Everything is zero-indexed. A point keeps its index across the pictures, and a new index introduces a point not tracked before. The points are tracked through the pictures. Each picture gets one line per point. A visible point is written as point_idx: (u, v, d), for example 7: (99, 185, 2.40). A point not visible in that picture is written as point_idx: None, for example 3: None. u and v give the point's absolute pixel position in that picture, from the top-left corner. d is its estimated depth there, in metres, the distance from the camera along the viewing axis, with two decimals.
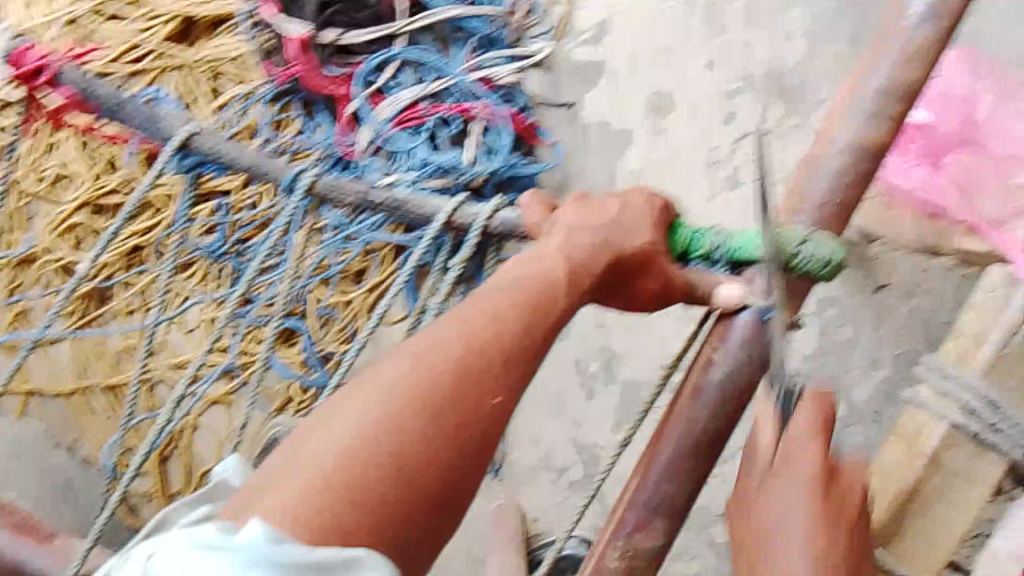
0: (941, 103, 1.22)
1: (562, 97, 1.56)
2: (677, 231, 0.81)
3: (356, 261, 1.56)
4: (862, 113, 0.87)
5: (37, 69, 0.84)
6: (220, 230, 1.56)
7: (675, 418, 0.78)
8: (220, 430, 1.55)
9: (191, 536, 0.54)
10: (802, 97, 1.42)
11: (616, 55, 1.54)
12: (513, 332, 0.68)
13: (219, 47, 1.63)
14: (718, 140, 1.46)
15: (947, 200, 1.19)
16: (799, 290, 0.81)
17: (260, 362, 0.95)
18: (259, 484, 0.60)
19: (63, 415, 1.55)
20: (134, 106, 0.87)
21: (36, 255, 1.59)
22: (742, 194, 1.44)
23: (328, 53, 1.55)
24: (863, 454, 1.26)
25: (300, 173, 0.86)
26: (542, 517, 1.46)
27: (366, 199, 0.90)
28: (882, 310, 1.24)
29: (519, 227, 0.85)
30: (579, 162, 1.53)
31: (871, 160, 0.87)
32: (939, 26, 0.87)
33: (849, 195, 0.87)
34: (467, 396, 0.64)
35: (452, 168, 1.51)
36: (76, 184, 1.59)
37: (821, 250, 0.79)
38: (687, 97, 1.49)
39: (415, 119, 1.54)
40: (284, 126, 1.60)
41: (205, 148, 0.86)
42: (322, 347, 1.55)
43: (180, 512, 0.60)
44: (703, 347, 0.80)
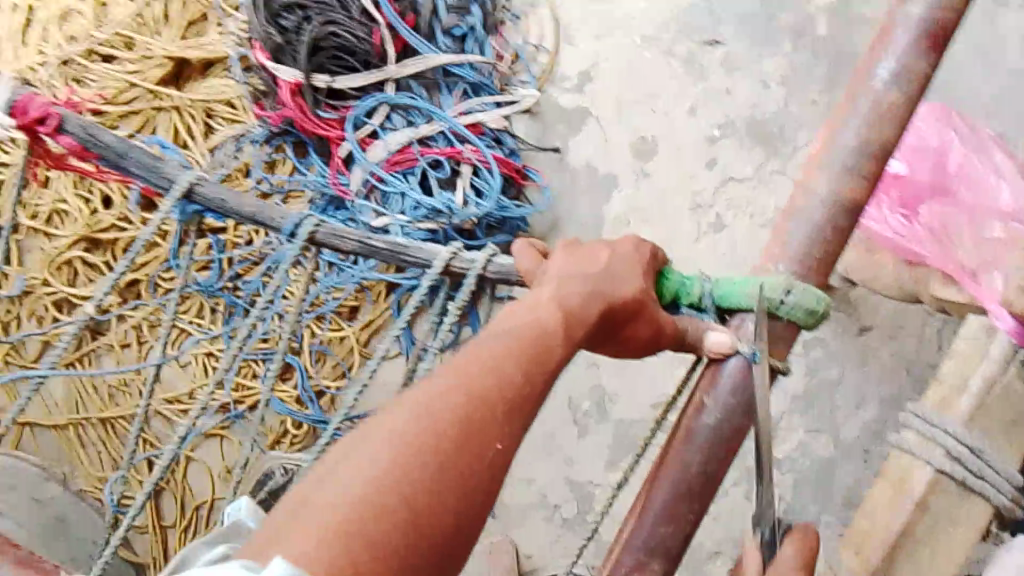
0: (916, 157, 1.23)
1: (549, 142, 1.60)
2: (667, 278, 0.81)
3: (350, 298, 1.58)
4: (838, 165, 0.84)
5: (41, 118, 0.83)
6: (215, 266, 1.59)
7: (671, 462, 0.79)
8: (213, 465, 1.60)
9: (213, 574, 0.51)
10: (783, 142, 1.47)
11: (601, 100, 1.57)
12: (513, 379, 0.70)
13: (212, 89, 1.66)
14: (701, 184, 1.50)
15: (927, 249, 1.14)
16: (786, 335, 0.82)
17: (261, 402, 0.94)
18: (271, 531, 0.59)
19: (54, 447, 1.63)
20: (138, 156, 0.84)
21: (31, 289, 1.61)
22: (726, 237, 1.47)
23: (320, 97, 1.57)
24: (852, 490, 1.31)
25: (299, 221, 0.86)
26: (537, 554, 1.47)
27: (366, 243, 0.86)
28: (865, 351, 1.33)
29: (514, 274, 0.86)
30: (569, 204, 1.57)
31: (849, 215, 0.84)
32: (906, 90, 0.84)
33: (828, 247, 0.84)
34: (472, 442, 0.65)
35: (443, 210, 1.53)
36: (70, 220, 1.61)
37: (808, 297, 0.80)
38: (671, 143, 1.53)
39: (406, 161, 1.57)
40: (278, 166, 1.64)
41: (208, 196, 0.86)
42: (316, 382, 1.56)
43: (199, 551, 0.62)
44: (695, 391, 0.81)
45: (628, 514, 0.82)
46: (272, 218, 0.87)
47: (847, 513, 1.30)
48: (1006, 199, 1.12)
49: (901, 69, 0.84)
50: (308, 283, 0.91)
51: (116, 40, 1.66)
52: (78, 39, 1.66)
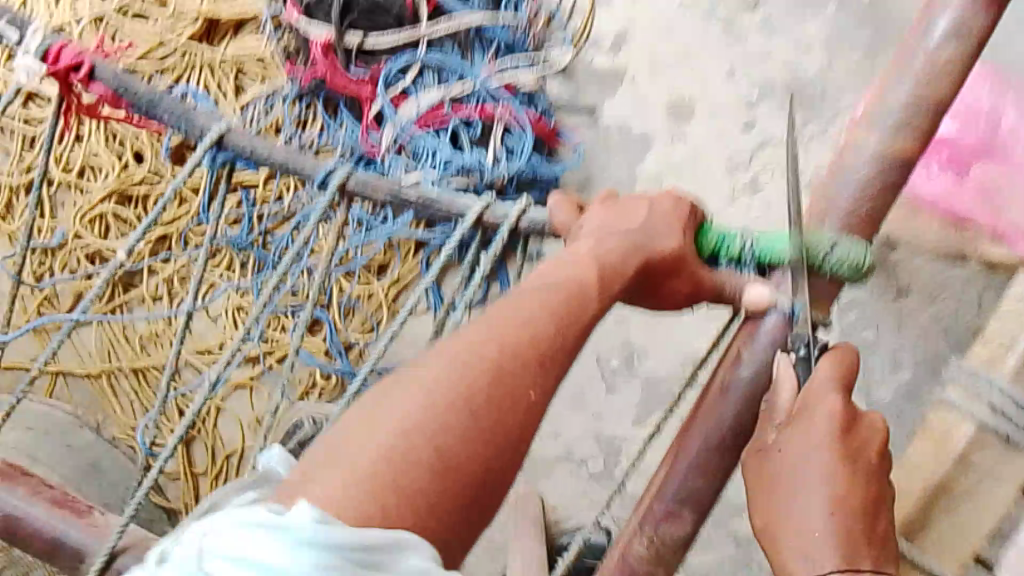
0: (967, 119, 1.26)
1: (582, 103, 1.57)
2: (705, 232, 0.80)
3: (379, 256, 1.59)
4: (888, 123, 0.78)
5: (74, 65, 0.82)
6: (245, 221, 1.60)
7: (705, 413, 0.77)
8: (243, 416, 1.65)
9: (241, 516, 0.51)
10: (824, 104, 1.43)
11: (637, 58, 1.54)
12: (547, 332, 0.68)
13: (243, 46, 1.65)
14: (739, 145, 1.47)
15: (966, 208, 1.23)
16: (828, 291, 0.78)
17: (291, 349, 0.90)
18: (303, 474, 0.58)
19: (88, 395, 1.69)
20: (169, 104, 0.83)
21: (65, 241, 1.66)
22: (761, 199, 1.44)
23: (352, 54, 1.56)
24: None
25: (331, 170, 0.84)
26: (563, 506, 1.49)
27: (398, 194, 0.85)
28: (901, 314, 1.27)
29: (549, 225, 0.84)
30: (602, 160, 1.54)
31: (900, 172, 0.78)
32: (965, 45, 0.78)
33: (875, 205, 0.79)
34: (503, 393, 0.64)
35: (474, 168, 1.52)
36: (103, 174, 1.65)
37: (853, 252, 0.76)
38: (708, 103, 1.49)
39: (437, 120, 1.55)
40: (309, 124, 1.62)
41: (239, 142, 0.84)
42: (345, 337, 1.58)
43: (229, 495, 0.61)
44: (734, 342, 0.79)
45: (660, 462, 0.81)
46: (307, 166, 0.86)
47: (884, 473, 1.30)
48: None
49: (960, 20, 0.78)
50: (340, 230, 0.87)
51: None
52: None
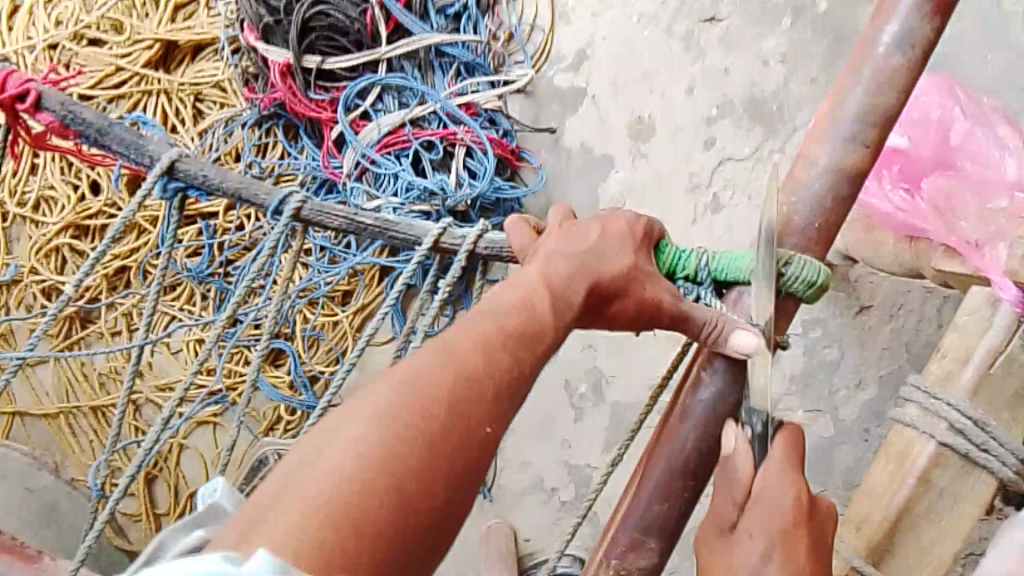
0: (918, 129, 1.18)
1: (543, 123, 1.59)
2: (663, 251, 0.79)
3: (343, 283, 1.57)
4: (841, 134, 0.79)
5: (20, 94, 0.80)
6: (205, 251, 1.59)
7: (666, 439, 0.78)
8: (206, 450, 1.64)
9: (186, 567, 0.43)
10: (782, 121, 1.42)
11: (597, 79, 1.55)
12: (502, 362, 0.66)
13: (201, 71, 1.64)
14: (698, 164, 1.48)
15: (928, 223, 1.10)
16: (786, 309, 0.79)
17: (249, 384, 0.87)
18: (247, 518, 0.54)
19: (47, 435, 1.66)
20: (120, 132, 0.81)
21: (20, 277, 1.65)
22: (723, 217, 1.46)
23: (311, 78, 1.54)
24: (849, 472, 1.36)
25: (284, 197, 0.82)
26: (534, 536, 1.52)
27: (353, 220, 0.83)
28: (862, 331, 1.35)
29: (507, 250, 0.83)
30: (564, 187, 1.58)
31: (852, 185, 0.79)
32: (911, 54, 0.79)
33: (828, 219, 0.79)
34: (461, 425, 0.62)
35: (436, 191, 1.52)
36: (59, 206, 1.64)
37: (807, 270, 0.75)
38: (668, 123, 1.50)
39: (399, 142, 1.55)
40: (269, 150, 1.62)
41: (190, 172, 0.81)
42: (309, 368, 1.58)
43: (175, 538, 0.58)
44: (694, 366, 0.79)
45: (625, 489, 0.81)
46: (260, 196, 0.83)
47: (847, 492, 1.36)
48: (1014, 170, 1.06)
49: (904, 35, 0.79)
50: (294, 264, 0.86)
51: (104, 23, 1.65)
52: (65, 24, 1.65)
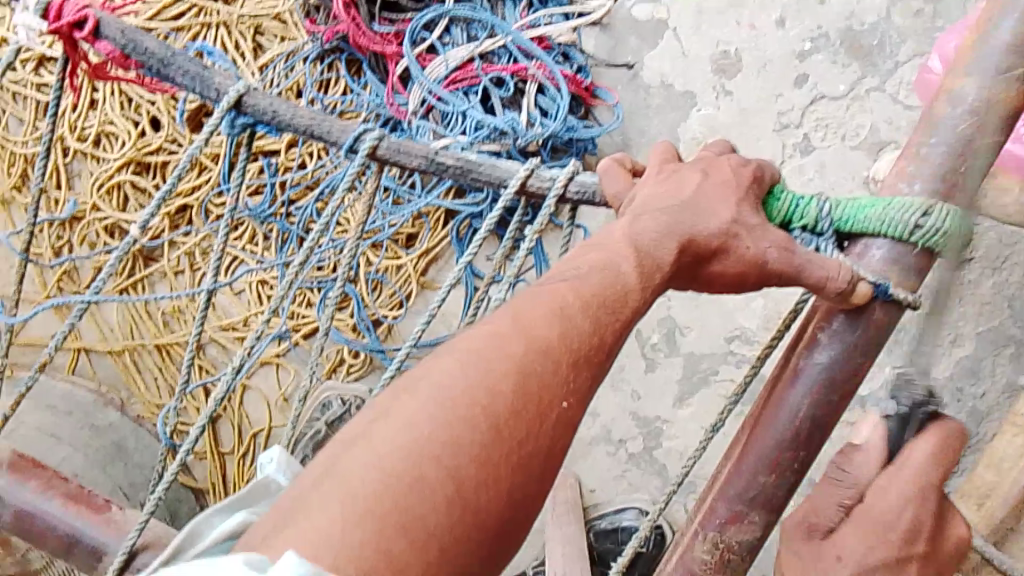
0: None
1: (620, 58, 1.50)
2: (777, 197, 0.70)
3: (407, 226, 1.53)
4: (991, 66, 0.68)
5: (78, 21, 0.73)
6: (267, 191, 1.54)
7: (772, 406, 0.71)
8: (270, 392, 1.62)
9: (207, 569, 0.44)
10: (882, 56, 1.30)
11: (680, 11, 1.45)
12: (580, 329, 0.59)
13: (261, 3, 1.56)
14: (788, 102, 1.36)
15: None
16: (920, 265, 0.69)
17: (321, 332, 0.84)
18: (293, 505, 0.51)
19: (112, 373, 1.66)
20: (183, 63, 0.75)
21: (83, 214, 1.63)
22: (814, 159, 1.34)
23: (375, 10, 1.48)
24: None
25: (358, 135, 0.75)
26: (600, 487, 1.47)
27: (434, 160, 0.76)
28: (963, 286, 1.24)
29: (599, 194, 0.75)
30: (640, 124, 1.48)
31: (1003, 124, 0.68)
32: None
33: (974, 161, 0.69)
34: (531, 406, 0.55)
35: (508, 130, 1.41)
36: (119, 142, 1.60)
37: (950, 221, 0.67)
38: (756, 56, 1.39)
39: (467, 79, 1.46)
40: (331, 86, 1.54)
41: (258, 107, 0.74)
42: (373, 312, 1.53)
43: (212, 521, 0.60)
44: (808, 325, 0.72)
45: (726, 458, 0.75)
46: (335, 133, 0.76)
47: None
48: None
49: None
50: (369, 207, 0.80)
51: None
52: None
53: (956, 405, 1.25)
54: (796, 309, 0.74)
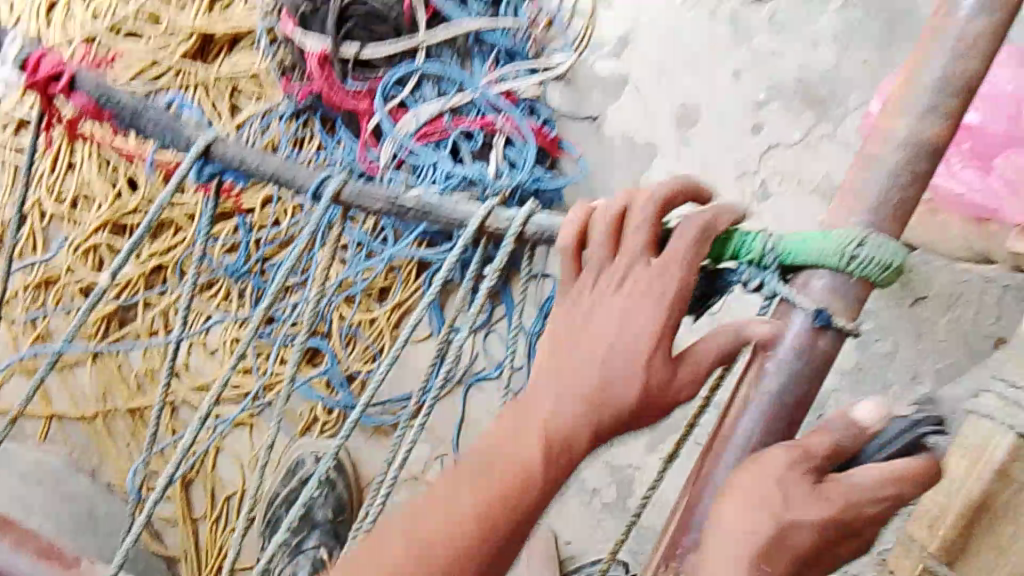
0: (990, 105, 0.99)
1: (585, 111, 1.58)
2: (725, 235, 0.74)
3: (379, 279, 1.55)
4: (919, 104, 0.71)
5: (53, 75, 0.74)
6: (243, 247, 1.55)
7: (724, 435, 0.74)
8: (242, 453, 1.65)
9: None
10: (833, 106, 1.36)
11: (639, 66, 1.53)
12: (540, 471, 0.62)
13: (237, 63, 1.55)
14: (745, 151, 1.45)
15: (1002, 200, 0.96)
16: (861, 295, 0.72)
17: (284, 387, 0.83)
18: None
19: (83, 436, 1.70)
20: (155, 114, 0.76)
21: (60, 275, 1.66)
22: (771, 205, 1.42)
23: (348, 66, 1.45)
24: None
25: (323, 180, 0.77)
26: (574, 539, 1.49)
27: (396, 203, 0.79)
28: (919, 323, 1.34)
29: (555, 234, 0.77)
30: (604, 176, 1.57)
31: (931, 160, 0.71)
32: (995, 19, 0.69)
33: (906, 195, 0.72)
34: (496, 540, 0.62)
35: (476, 180, 1.44)
36: (96, 204, 1.63)
37: (883, 251, 0.70)
38: (713, 111, 1.48)
39: (437, 133, 1.46)
40: (306, 143, 1.53)
41: (227, 154, 0.76)
42: (347, 366, 1.56)
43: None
44: (756, 356, 0.75)
45: (684, 488, 0.77)
46: (300, 179, 0.78)
47: None
48: None
49: None
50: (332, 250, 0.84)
51: (141, 15, 1.57)
52: (101, 16, 1.57)
53: None
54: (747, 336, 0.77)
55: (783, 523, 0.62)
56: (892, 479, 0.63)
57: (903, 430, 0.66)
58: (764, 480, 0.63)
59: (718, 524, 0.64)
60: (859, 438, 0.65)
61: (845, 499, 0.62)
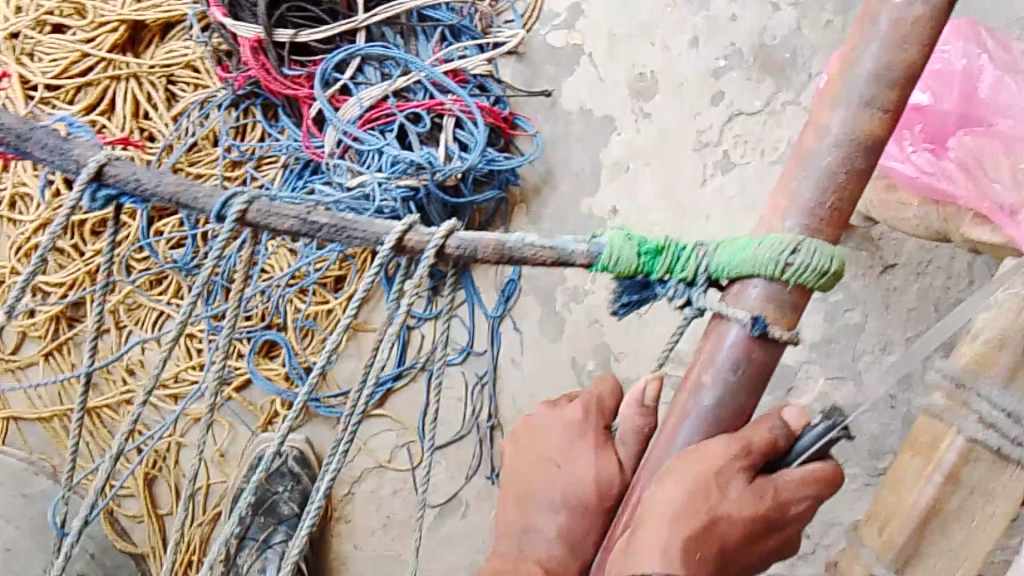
0: (941, 81, 0.92)
1: (538, 86, 1.50)
2: (659, 253, 0.69)
3: (334, 268, 1.49)
4: (856, 96, 0.66)
5: None
6: (190, 242, 1.49)
7: (658, 449, 0.72)
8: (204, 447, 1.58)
9: None
10: (795, 71, 1.33)
11: (594, 37, 1.47)
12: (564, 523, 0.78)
13: (170, 51, 1.48)
14: (705, 121, 1.40)
15: (956, 185, 0.87)
16: (796, 302, 0.69)
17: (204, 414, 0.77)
18: None
19: (42, 438, 1.65)
20: (41, 136, 0.69)
21: (2, 277, 1.60)
22: (733, 177, 1.37)
23: (284, 54, 1.38)
24: (876, 440, 1.30)
25: (227, 199, 0.70)
26: None
27: (307, 220, 0.69)
28: (888, 292, 1.30)
29: (477, 252, 0.69)
30: (562, 154, 1.50)
31: (869, 155, 0.67)
32: (935, 2, 0.65)
33: (843, 195, 0.67)
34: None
35: (425, 164, 1.36)
36: (34, 204, 1.58)
37: (819, 256, 0.66)
38: (671, 79, 1.42)
39: (383, 117, 1.40)
40: (247, 132, 1.48)
41: (120, 176, 0.70)
42: (304, 359, 1.51)
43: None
44: (692, 365, 0.72)
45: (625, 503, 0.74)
46: (200, 199, 0.70)
47: (873, 462, 1.31)
48: None
49: None
50: (247, 281, 0.72)
51: (66, 7, 1.50)
52: (24, 10, 1.50)
53: (892, 412, 1.29)
54: (676, 338, 0.74)
55: (712, 514, 0.64)
56: (812, 479, 0.69)
57: (814, 439, 0.70)
58: (702, 471, 0.66)
59: (654, 509, 0.65)
60: (788, 436, 0.70)
61: (773, 497, 0.67)
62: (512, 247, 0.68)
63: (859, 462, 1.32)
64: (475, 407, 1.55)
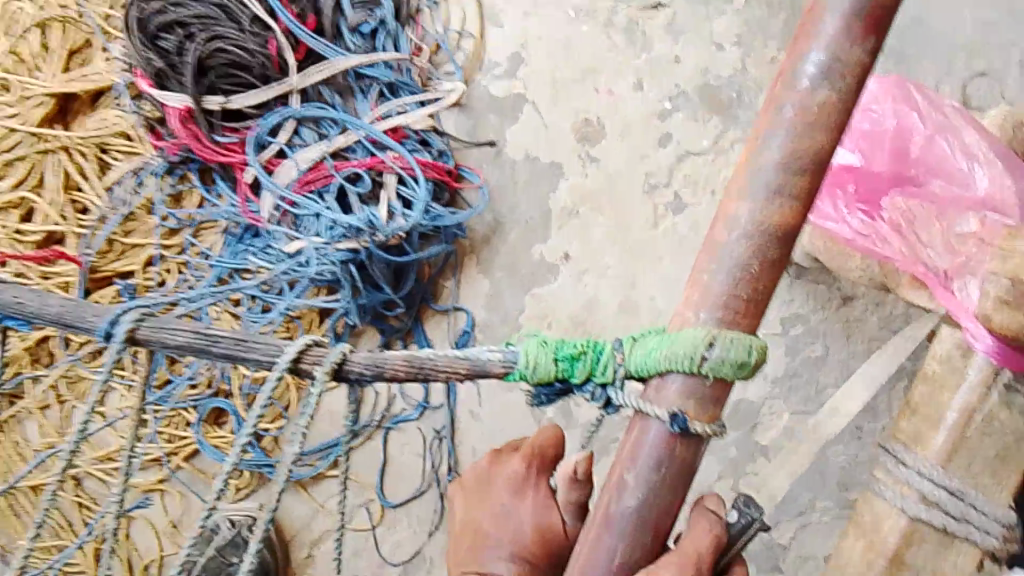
0: (870, 141, 1.00)
1: (482, 137, 1.46)
2: (577, 356, 0.64)
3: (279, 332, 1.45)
4: (763, 185, 0.65)
5: None
6: None
7: (586, 556, 0.67)
8: (155, 520, 1.52)
9: None
10: (738, 108, 1.34)
11: (536, 85, 1.44)
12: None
13: (102, 121, 1.47)
14: (654, 163, 1.38)
15: (889, 246, 0.95)
16: (718, 395, 0.65)
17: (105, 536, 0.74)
18: None
19: None
20: None
21: None
22: (686, 218, 1.36)
23: (215, 120, 1.39)
24: (846, 474, 1.26)
25: (114, 317, 0.66)
26: None
27: (202, 332, 0.65)
28: (848, 324, 1.28)
29: (383, 365, 0.65)
30: (510, 203, 1.45)
31: (781, 245, 0.65)
32: (840, 85, 0.64)
33: (757, 285, 0.65)
34: None
35: (364, 227, 1.33)
36: None
37: (736, 349, 0.63)
38: (617, 122, 1.40)
39: (320, 180, 1.38)
40: (185, 198, 1.48)
41: (2, 297, 0.67)
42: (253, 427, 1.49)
43: None
44: (615, 463, 0.68)
45: None
46: (86, 316, 0.67)
47: (843, 500, 1.26)
48: (978, 189, 0.90)
49: (833, 62, 0.64)
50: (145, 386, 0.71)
51: None
52: None
53: (860, 445, 1.26)
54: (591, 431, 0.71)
55: None
56: None
57: (743, 529, 0.69)
58: None
59: None
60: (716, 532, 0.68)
61: None
62: (424, 359, 0.65)
63: (829, 500, 1.27)
64: (434, 463, 1.49)
